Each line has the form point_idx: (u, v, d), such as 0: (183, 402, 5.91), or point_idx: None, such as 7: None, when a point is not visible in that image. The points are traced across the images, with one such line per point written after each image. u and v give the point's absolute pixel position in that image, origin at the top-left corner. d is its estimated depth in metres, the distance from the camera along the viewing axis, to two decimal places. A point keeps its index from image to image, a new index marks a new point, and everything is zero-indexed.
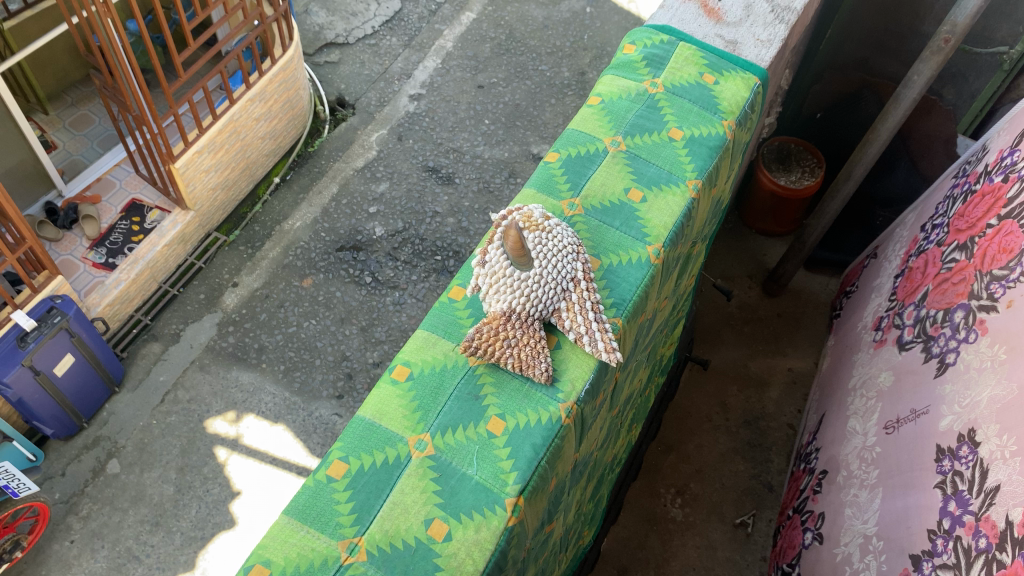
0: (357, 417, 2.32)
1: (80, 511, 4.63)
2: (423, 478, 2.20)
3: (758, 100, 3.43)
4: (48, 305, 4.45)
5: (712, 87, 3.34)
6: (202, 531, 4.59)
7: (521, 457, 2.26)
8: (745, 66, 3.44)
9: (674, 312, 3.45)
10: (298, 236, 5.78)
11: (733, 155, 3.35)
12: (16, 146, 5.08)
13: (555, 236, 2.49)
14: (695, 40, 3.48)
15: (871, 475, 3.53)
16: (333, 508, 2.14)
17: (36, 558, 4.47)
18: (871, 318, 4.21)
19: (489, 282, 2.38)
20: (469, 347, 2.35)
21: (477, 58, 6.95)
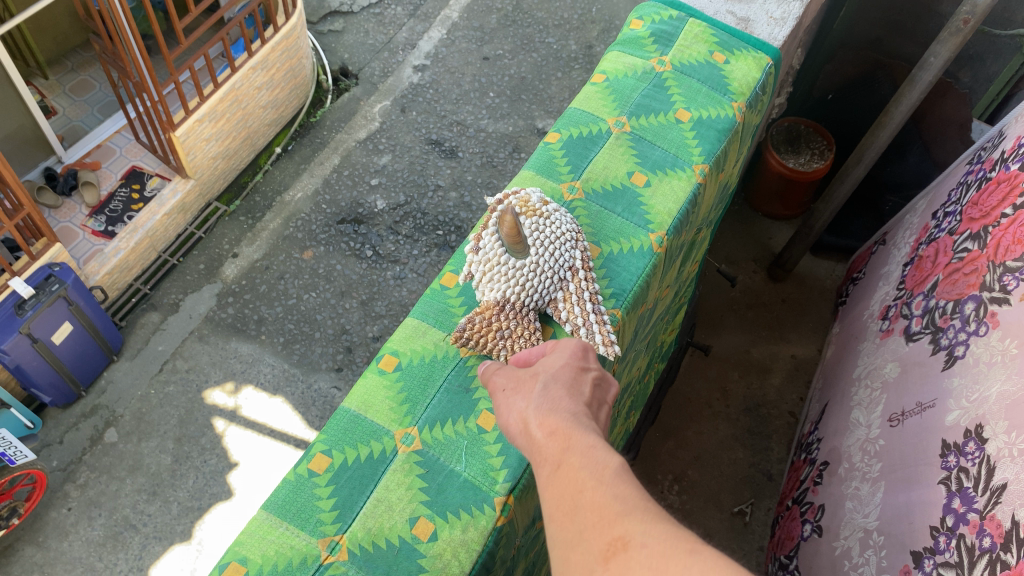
0: (342, 408, 2.25)
1: (78, 479, 4.57)
2: (409, 474, 2.12)
3: (770, 81, 3.31)
4: (45, 274, 4.36)
5: (722, 67, 3.21)
6: (199, 502, 4.53)
7: (512, 454, 2.18)
8: (757, 44, 3.31)
9: (676, 300, 3.36)
10: (299, 207, 5.67)
11: (742, 139, 3.22)
12: (14, 111, 4.96)
13: (553, 221, 2.40)
14: (706, 16, 3.35)
15: (874, 467, 3.45)
16: (314, 505, 2.07)
17: (34, 525, 4.42)
18: (878, 307, 4.11)
19: (482, 270, 2.29)
20: (460, 338, 2.26)
21: (484, 29, 6.80)
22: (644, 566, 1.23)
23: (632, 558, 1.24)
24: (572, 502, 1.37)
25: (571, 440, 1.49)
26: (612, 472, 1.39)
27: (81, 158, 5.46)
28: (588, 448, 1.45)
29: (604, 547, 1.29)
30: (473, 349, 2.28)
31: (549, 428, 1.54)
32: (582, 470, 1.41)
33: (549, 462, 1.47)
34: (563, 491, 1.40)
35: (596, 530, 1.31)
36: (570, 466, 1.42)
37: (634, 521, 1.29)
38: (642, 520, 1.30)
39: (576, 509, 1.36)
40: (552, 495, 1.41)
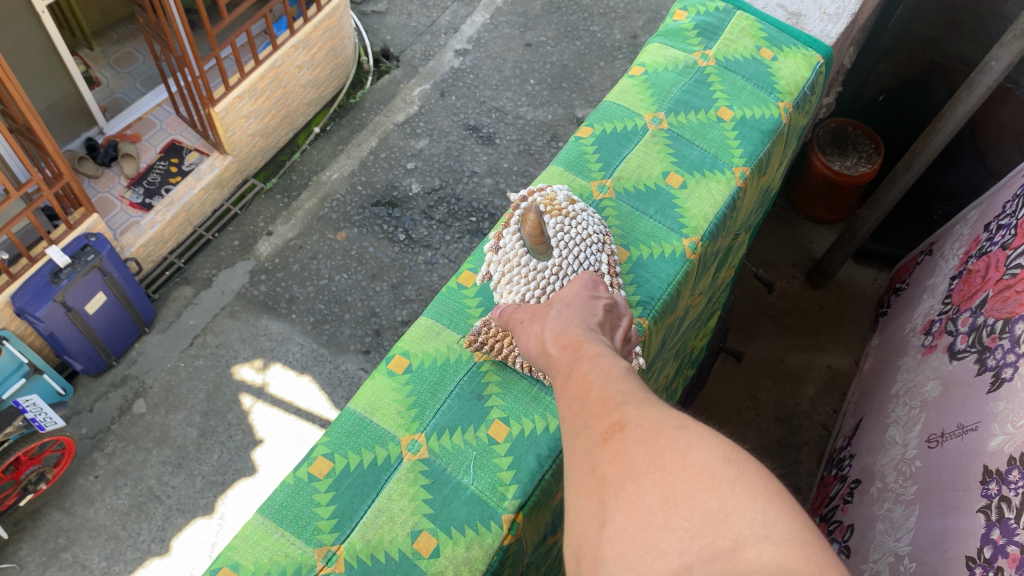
0: (347, 409, 2.21)
1: (106, 448, 4.55)
2: (413, 484, 2.07)
3: (820, 81, 3.14)
4: (81, 244, 4.34)
5: (769, 64, 3.06)
6: (223, 476, 4.49)
7: (523, 468, 2.11)
8: (808, 41, 3.14)
9: (710, 306, 3.24)
10: (335, 187, 5.61)
11: (787, 141, 3.07)
12: (57, 82, 4.93)
13: (579, 223, 2.31)
14: (755, 9, 3.20)
15: (908, 490, 3.28)
16: (312, 511, 2.03)
17: (61, 491, 4.41)
18: (921, 321, 3.93)
19: (501, 271, 2.18)
20: (474, 342, 2.25)
21: (527, 15, 6.67)
22: (637, 442, 1.33)
23: (627, 434, 1.34)
24: (581, 401, 1.50)
25: (583, 351, 1.64)
26: (620, 371, 1.53)
27: (122, 131, 5.45)
28: (596, 354, 1.62)
29: (604, 430, 1.39)
30: (490, 353, 2.25)
31: (563, 342, 1.71)
32: (591, 374, 1.55)
33: (563, 372, 1.63)
34: (573, 391, 1.54)
35: (598, 418, 1.42)
36: (580, 371, 1.56)
37: (630, 406, 1.40)
38: (639, 405, 1.41)
39: (584, 406, 1.48)
40: (564, 395, 1.56)
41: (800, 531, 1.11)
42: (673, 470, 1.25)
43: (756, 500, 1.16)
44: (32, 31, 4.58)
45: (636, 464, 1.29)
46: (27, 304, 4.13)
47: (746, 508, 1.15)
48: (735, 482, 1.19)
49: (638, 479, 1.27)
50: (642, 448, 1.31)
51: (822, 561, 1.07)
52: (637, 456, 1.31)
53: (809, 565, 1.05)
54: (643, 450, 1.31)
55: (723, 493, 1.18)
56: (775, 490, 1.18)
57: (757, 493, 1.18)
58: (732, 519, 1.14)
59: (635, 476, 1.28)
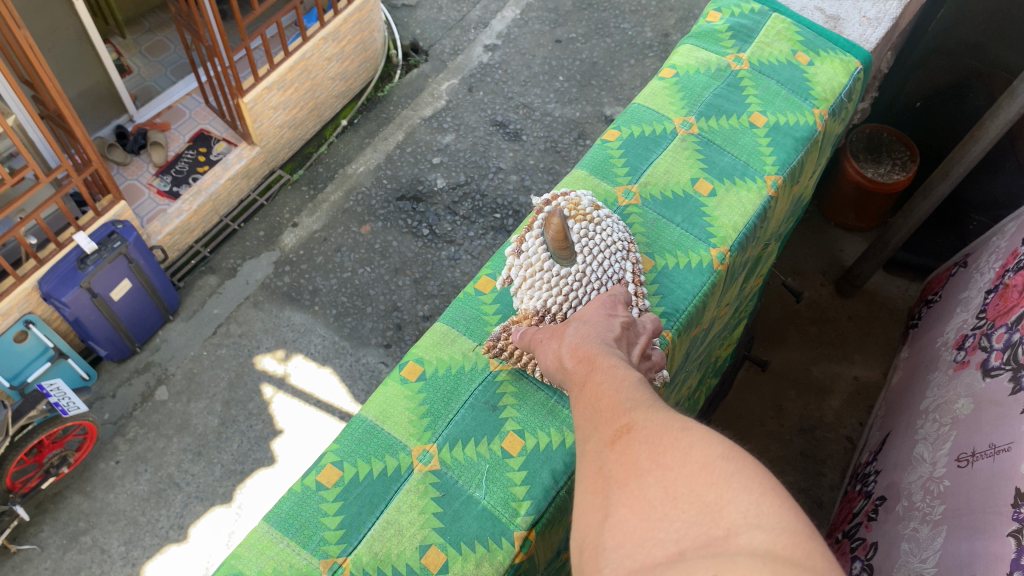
0: (359, 417, 2.19)
1: (127, 434, 4.55)
2: (424, 496, 2.03)
3: (858, 87, 3.04)
4: (108, 231, 4.32)
5: (805, 69, 2.96)
6: (242, 466, 4.47)
7: (537, 483, 2.05)
8: (846, 46, 3.04)
9: (737, 316, 3.16)
10: (361, 180, 5.57)
11: (822, 149, 2.97)
12: (89, 69, 4.92)
13: (603, 228, 2.24)
14: (792, 12, 3.10)
15: (935, 509, 3.18)
16: (319, 521, 2.00)
17: (82, 475, 4.41)
18: (953, 335, 3.82)
19: (522, 275, 2.13)
20: (493, 347, 2.21)
21: (558, 11, 6.59)
22: (642, 442, 1.33)
23: (634, 435, 1.34)
24: (593, 408, 1.49)
25: (596, 361, 1.62)
26: (634, 379, 1.51)
27: (152, 119, 5.43)
28: (610, 366, 1.59)
29: (611, 433, 1.39)
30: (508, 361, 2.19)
31: (577, 355, 1.68)
32: (604, 382, 1.53)
33: (576, 383, 1.60)
34: (586, 400, 1.52)
35: (607, 422, 1.42)
36: (593, 381, 1.55)
37: (640, 410, 1.40)
38: (647, 408, 1.40)
39: (595, 411, 1.48)
40: (576, 403, 1.55)
41: (794, 522, 1.10)
42: (675, 466, 1.25)
43: (752, 492, 1.15)
44: (66, 18, 4.59)
45: (640, 462, 1.30)
46: (54, 289, 4.12)
47: (742, 500, 1.15)
48: (734, 475, 1.19)
49: (641, 476, 1.28)
50: (646, 447, 1.32)
51: (813, 548, 1.06)
52: (642, 455, 1.31)
53: (800, 552, 1.05)
54: (648, 448, 1.31)
55: (721, 486, 1.18)
56: (773, 482, 1.19)
57: (755, 487, 1.17)
58: (728, 510, 1.14)
59: (639, 473, 1.28)
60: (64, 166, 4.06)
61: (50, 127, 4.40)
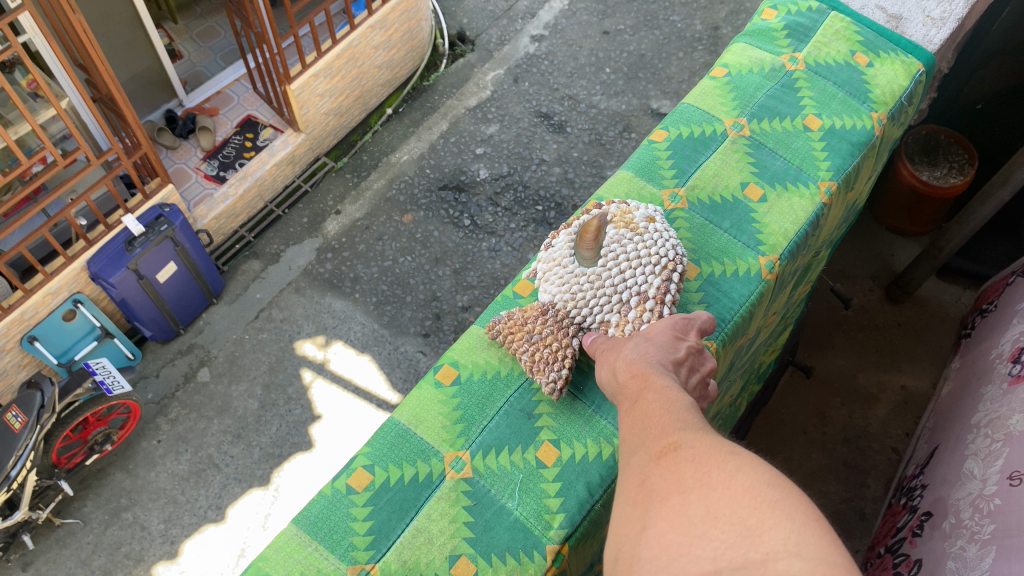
0: (391, 420, 2.16)
1: (169, 414, 4.59)
2: (454, 504, 1.99)
3: (919, 91, 2.91)
4: (156, 214, 4.35)
5: (864, 70, 2.85)
6: (280, 449, 4.49)
7: (572, 496, 2.00)
8: (908, 47, 2.92)
9: (783, 323, 3.07)
10: (404, 169, 5.55)
11: (879, 155, 2.86)
12: (141, 53, 4.96)
13: (644, 239, 2.19)
14: (852, 11, 2.99)
15: (984, 529, 3.06)
16: (348, 525, 1.98)
17: (125, 453, 4.45)
18: (1009, 347, 3.67)
19: (545, 269, 2.22)
20: (492, 329, 2.24)
21: (606, 2, 6.50)
22: (689, 460, 1.36)
23: (680, 455, 1.38)
24: (642, 425, 1.51)
25: (650, 379, 1.63)
26: (684, 405, 1.52)
27: (201, 104, 5.46)
28: (663, 386, 1.59)
29: (658, 450, 1.42)
30: (504, 346, 2.23)
31: (631, 371, 1.68)
32: (654, 403, 1.55)
33: (628, 399, 1.62)
34: (634, 416, 1.56)
35: (655, 439, 1.45)
36: (643, 400, 1.57)
37: (688, 432, 1.43)
38: (696, 433, 1.43)
39: (643, 429, 1.50)
40: (624, 420, 1.57)
41: (833, 554, 1.12)
42: (719, 487, 1.28)
43: (794, 522, 1.18)
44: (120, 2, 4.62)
45: (685, 479, 1.33)
46: (102, 270, 4.15)
47: (784, 527, 1.18)
48: (779, 502, 1.21)
49: (684, 493, 1.31)
50: (691, 467, 1.35)
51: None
52: (687, 474, 1.34)
53: None
54: (692, 467, 1.34)
55: (763, 511, 1.21)
56: (817, 515, 1.20)
57: (797, 516, 1.19)
58: (769, 536, 1.17)
59: (681, 491, 1.32)
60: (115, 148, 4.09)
61: (102, 110, 4.45)
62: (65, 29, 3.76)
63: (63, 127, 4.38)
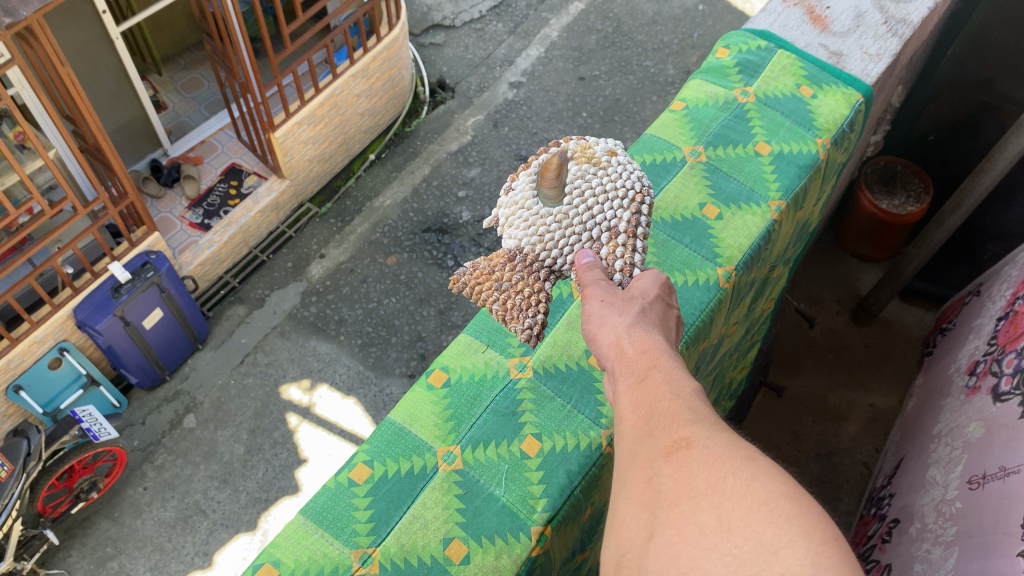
0: (387, 420, 2.31)
1: (155, 460, 4.71)
2: (447, 493, 2.16)
3: (860, 119, 3.13)
4: (142, 261, 4.53)
5: (809, 101, 3.08)
6: (267, 494, 4.62)
7: (553, 483, 2.18)
8: (848, 80, 3.13)
9: (749, 337, 3.33)
10: (387, 213, 5.75)
11: (825, 176, 3.10)
12: (127, 104, 5.15)
13: (608, 173, 2.24)
14: (797, 48, 3.22)
15: (947, 531, 3.24)
16: (350, 514, 2.14)
17: (111, 501, 4.56)
18: (966, 361, 3.90)
19: (507, 213, 2.22)
20: (458, 282, 2.21)
21: (582, 49, 6.80)
22: (702, 463, 1.33)
23: (694, 455, 1.35)
24: (649, 409, 1.49)
25: (659, 360, 1.63)
26: (691, 391, 1.52)
27: (185, 153, 5.64)
28: (672, 368, 1.60)
29: (668, 444, 1.40)
30: (469, 297, 2.21)
31: (641, 347, 1.69)
32: (664, 386, 1.54)
33: (635, 375, 1.60)
34: (642, 396, 1.53)
35: (664, 432, 1.42)
36: (653, 378, 1.56)
37: (701, 429, 1.40)
38: (710, 429, 1.41)
39: (651, 415, 1.48)
40: (631, 395, 1.54)
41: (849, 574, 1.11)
42: (733, 497, 1.25)
43: (811, 541, 1.16)
44: (106, 56, 4.83)
45: (697, 483, 1.30)
46: (89, 316, 4.31)
47: (800, 546, 1.16)
48: (794, 518, 1.20)
49: (695, 499, 1.28)
50: (705, 470, 1.32)
51: None
52: (699, 478, 1.31)
53: None
54: (706, 471, 1.31)
55: (779, 526, 1.19)
56: (835, 534, 1.18)
57: (815, 535, 1.17)
58: (784, 555, 1.15)
59: (692, 496, 1.29)
60: (101, 197, 4.24)
61: (88, 161, 4.62)
62: (54, 81, 3.93)
63: (49, 177, 4.54)
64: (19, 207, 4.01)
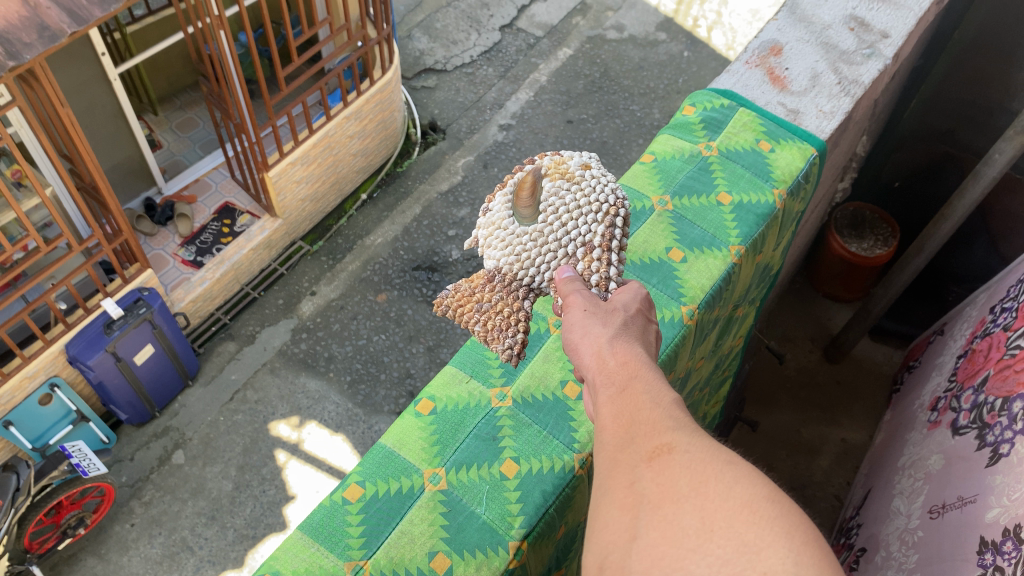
0: (379, 444, 2.48)
1: (143, 497, 4.83)
2: (433, 510, 2.33)
3: (815, 171, 3.35)
4: (135, 297, 4.68)
5: (767, 155, 3.31)
6: (254, 531, 4.74)
7: (530, 502, 2.36)
8: (804, 135, 3.36)
9: (719, 373, 3.61)
10: (378, 251, 5.96)
11: (782, 224, 3.32)
12: (123, 143, 5.32)
13: (582, 187, 2.25)
14: (757, 106, 3.45)
15: (910, 559, 3.39)
16: (344, 530, 2.30)
17: (97, 537, 4.68)
18: (928, 398, 4.11)
19: (487, 233, 2.28)
20: (442, 305, 2.34)
21: (570, 93, 7.08)
22: (684, 467, 1.38)
23: (676, 459, 1.40)
24: (630, 418, 1.55)
25: (639, 371, 1.70)
26: (671, 401, 1.59)
27: (179, 191, 5.82)
28: (652, 378, 1.67)
29: (650, 451, 1.45)
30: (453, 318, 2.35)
31: (621, 358, 1.76)
32: (644, 395, 1.61)
33: (615, 386, 1.67)
34: (623, 406, 1.59)
35: (646, 438, 1.48)
36: (634, 390, 1.62)
37: (682, 436, 1.45)
38: (692, 435, 1.46)
39: (632, 423, 1.54)
40: (611, 405, 1.60)
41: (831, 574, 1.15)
42: (716, 499, 1.29)
43: (793, 540, 1.20)
44: (104, 96, 5.00)
45: (679, 486, 1.34)
46: (80, 352, 4.45)
47: (782, 546, 1.20)
48: (777, 518, 1.23)
49: (678, 501, 1.32)
50: (687, 474, 1.36)
51: None
52: (681, 482, 1.35)
53: None
54: (689, 475, 1.35)
55: (762, 527, 1.22)
56: (815, 535, 1.22)
57: (797, 535, 1.22)
58: (767, 554, 1.19)
59: (676, 498, 1.33)
60: (98, 234, 4.39)
61: (84, 199, 4.78)
62: (54, 122, 4.10)
63: (45, 214, 4.70)
64: (16, 243, 4.15)
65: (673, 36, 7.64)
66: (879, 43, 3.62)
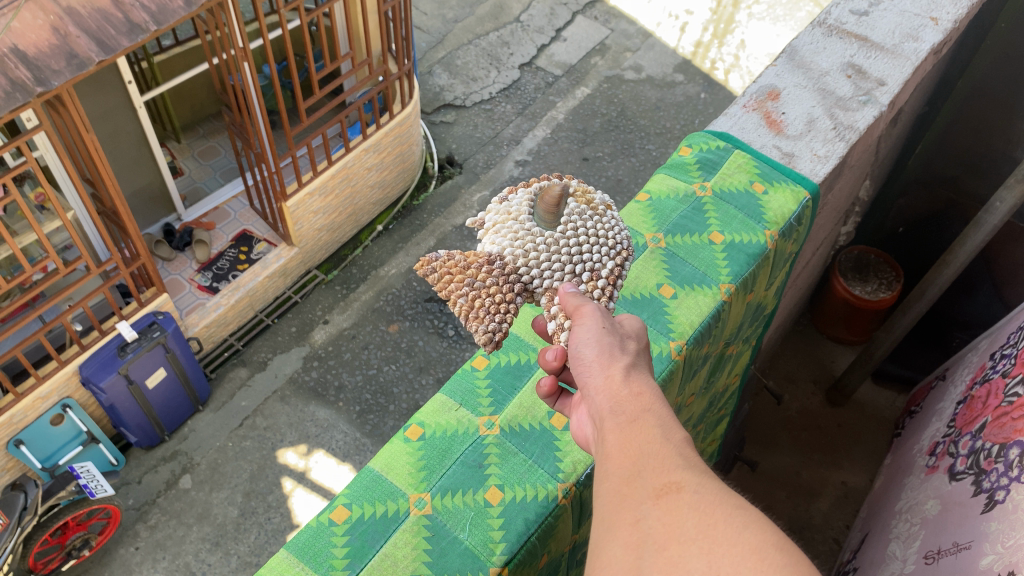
0: (367, 468, 2.52)
1: (149, 520, 4.87)
2: (417, 535, 2.38)
3: (808, 214, 3.41)
4: (150, 321, 4.75)
5: (760, 197, 3.36)
6: (257, 558, 4.77)
7: (513, 530, 2.40)
8: (797, 178, 3.41)
9: (714, 411, 3.80)
10: (392, 282, 6.03)
11: (775, 264, 3.38)
12: (146, 170, 5.43)
13: (602, 220, 2.20)
14: (752, 148, 3.51)
15: None
16: (330, 550, 2.36)
17: (102, 559, 4.71)
18: (928, 442, 4.12)
19: (496, 220, 2.18)
20: (432, 268, 2.21)
21: (586, 132, 7.19)
22: (691, 507, 1.37)
23: (684, 498, 1.39)
24: (638, 449, 1.53)
25: (652, 405, 1.64)
26: (681, 437, 1.55)
27: (198, 218, 5.92)
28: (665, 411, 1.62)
29: (657, 487, 1.43)
30: (439, 284, 2.20)
31: (636, 389, 1.69)
32: (654, 427, 1.57)
33: (626, 414, 1.62)
34: (629, 437, 1.56)
35: (652, 474, 1.46)
36: (644, 421, 1.58)
37: (691, 475, 1.44)
38: (699, 474, 1.44)
39: (639, 455, 1.51)
40: (619, 435, 1.57)
41: None
42: (724, 543, 1.30)
43: None
44: (128, 123, 5.11)
45: (686, 528, 1.34)
46: (93, 374, 4.52)
47: None
48: (785, 568, 1.25)
49: (684, 544, 1.33)
50: (695, 515, 1.36)
51: None
52: (688, 522, 1.35)
53: None
54: (695, 517, 1.35)
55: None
56: None
57: None
58: None
59: (680, 540, 1.33)
60: (114, 257, 4.46)
61: (103, 223, 4.88)
62: (78, 147, 4.18)
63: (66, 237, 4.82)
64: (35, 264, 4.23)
65: (690, 77, 7.76)
66: (876, 90, 3.68)
